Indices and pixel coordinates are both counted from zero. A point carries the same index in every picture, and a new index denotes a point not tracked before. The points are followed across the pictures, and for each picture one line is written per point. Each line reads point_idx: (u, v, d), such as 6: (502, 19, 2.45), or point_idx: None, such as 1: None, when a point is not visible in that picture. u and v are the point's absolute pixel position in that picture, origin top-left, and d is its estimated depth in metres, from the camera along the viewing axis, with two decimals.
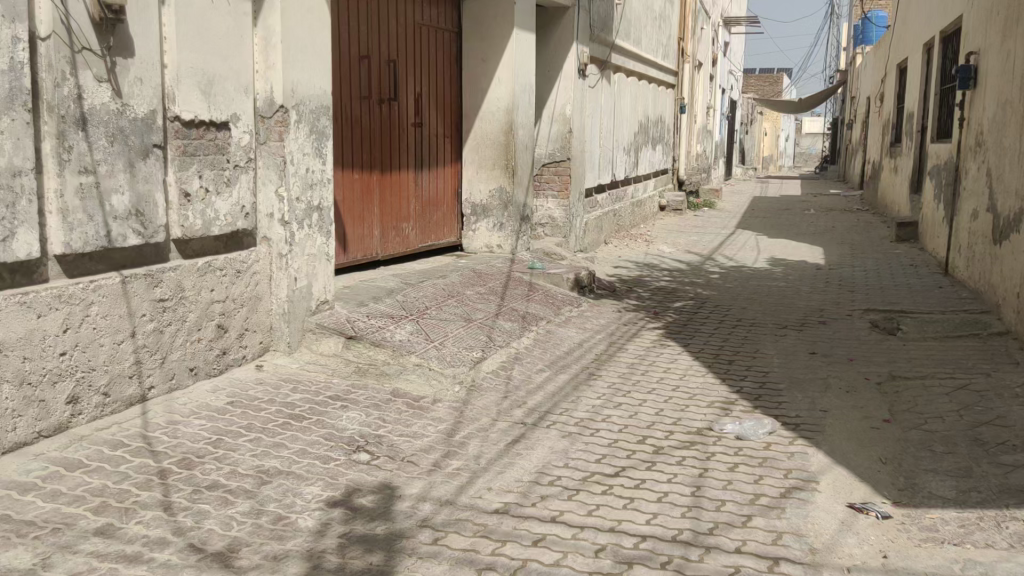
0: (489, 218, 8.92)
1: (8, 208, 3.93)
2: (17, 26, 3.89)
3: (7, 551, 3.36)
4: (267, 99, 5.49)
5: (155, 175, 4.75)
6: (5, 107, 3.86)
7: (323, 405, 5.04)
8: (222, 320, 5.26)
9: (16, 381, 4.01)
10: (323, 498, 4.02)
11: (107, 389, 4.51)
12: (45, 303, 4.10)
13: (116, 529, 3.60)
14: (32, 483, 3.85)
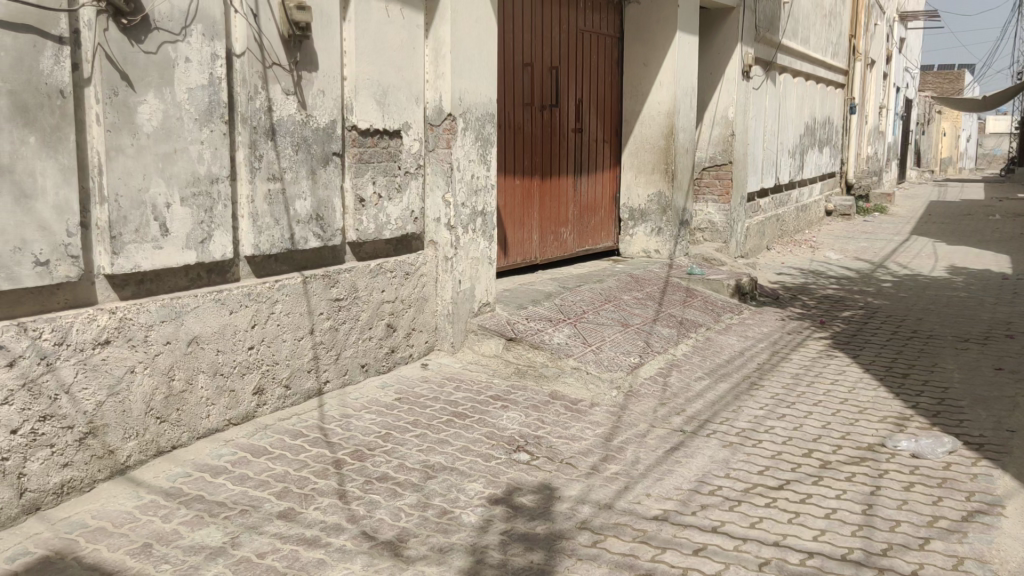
0: (647, 223, 8.86)
1: (206, 213, 4.30)
2: (216, 44, 4.24)
3: (202, 529, 3.66)
4: (436, 108, 5.72)
5: (334, 182, 5.04)
6: (205, 119, 4.22)
7: (485, 404, 5.18)
8: (392, 320, 5.50)
9: (211, 371, 4.36)
10: (485, 494, 4.13)
11: (289, 382, 4.82)
12: (237, 300, 4.44)
13: (297, 514, 3.85)
14: (223, 467, 4.18)
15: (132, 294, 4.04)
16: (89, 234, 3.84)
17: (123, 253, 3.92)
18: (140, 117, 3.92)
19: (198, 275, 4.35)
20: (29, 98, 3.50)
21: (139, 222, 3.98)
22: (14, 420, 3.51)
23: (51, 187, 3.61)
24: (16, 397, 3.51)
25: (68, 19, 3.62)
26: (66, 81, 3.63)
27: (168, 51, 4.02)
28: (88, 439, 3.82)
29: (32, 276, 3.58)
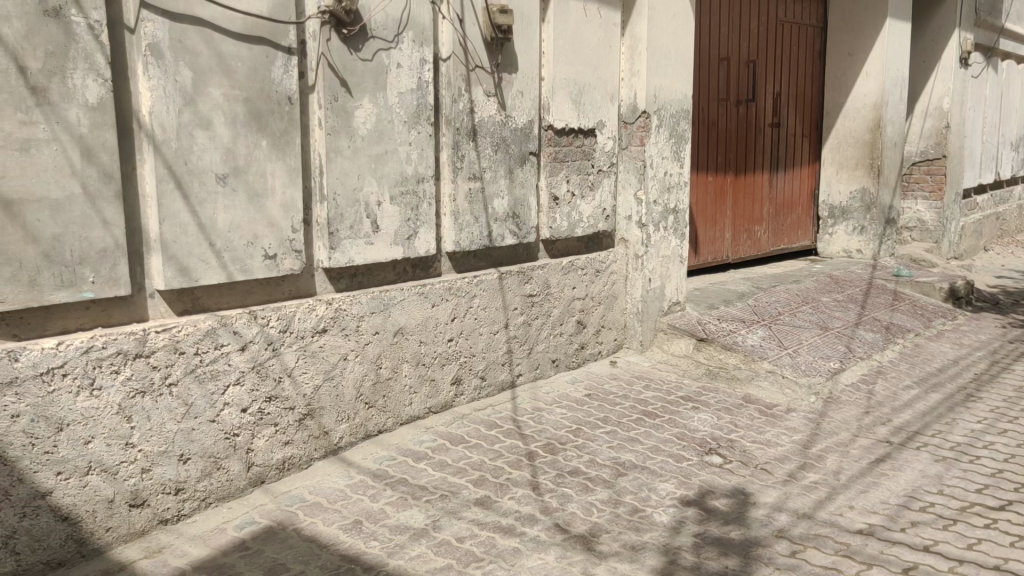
0: (849, 221, 8.43)
1: (413, 211, 4.53)
2: (425, 49, 4.47)
3: (406, 511, 3.86)
4: (631, 106, 5.72)
5: (530, 181, 5.16)
6: (413, 122, 4.45)
7: (675, 404, 5.13)
8: (582, 316, 5.58)
9: (413, 361, 4.59)
10: (678, 495, 4.09)
11: (484, 373, 4.99)
12: (438, 294, 4.65)
13: (493, 502, 3.98)
14: (424, 453, 4.39)
15: (346, 287, 4.32)
16: (310, 230, 4.15)
17: (340, 248, 4.20)
18: (356, 121, 4.18)
19: (404, 269, 4.60)
20: (261, 105, 3.83)
21: (354, 220, 4.25)
22: (244, 399, 3.86)
23: (278, 186, 3.94)
24: (246, 378, 3.85)
25: (295, 31, 3.93)
26: (293, 88, 3.94)
27: (382, 57, 4.27)
28: (306, 420, 4.13)
29: (261, 268, 3.92)
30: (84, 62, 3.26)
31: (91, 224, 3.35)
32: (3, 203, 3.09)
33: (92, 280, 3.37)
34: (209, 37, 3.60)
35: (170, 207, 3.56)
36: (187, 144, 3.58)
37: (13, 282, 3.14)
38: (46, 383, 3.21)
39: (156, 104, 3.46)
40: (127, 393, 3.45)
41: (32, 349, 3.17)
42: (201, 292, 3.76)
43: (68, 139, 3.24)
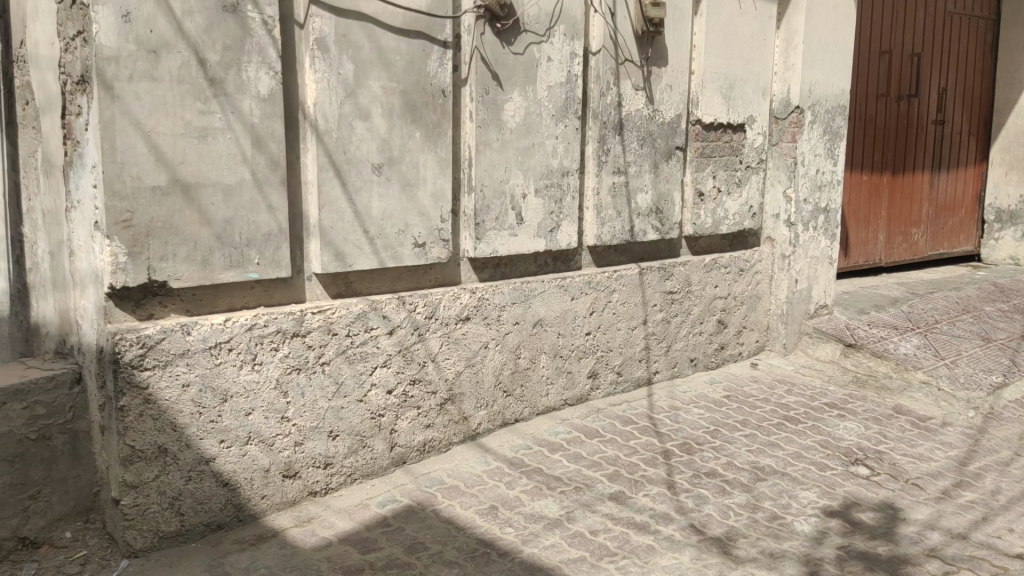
0: (1017, 226, 7.89)
1: (557, 203, 4.56)
2: (575, 43, 4.49)
3: (541, 500, 3.91)
4: (784, 101, 5.55)
5: (675, 176, 5.09)
6: (561, 115, 4.48)
7: (819, 411, 4.95)
8: (723, 316, 5.47)
9: (551, 353, 4.62)
10: (820, 505, 3.95)
11: (621, 369, 4.97)
12: (578, 287, 4.66)
13: (628, 497, 3.96)
14: (559, 444, 4.42)
15: (489, 277, 4.40)
16: (457, 220, 4.25)
17: (485, 239, 4.28)
18: (506, 114, 4.25)
19: (546, 261, 4.64)
20: (417, 98, 3.95)
21: (499, 212, 4.31)
22: (390, 381, 4.00)
23: (429, 176, 4.05)
24: (393, 361, 3.99)
25: (451, 25, 4.02)
26: (447, 81, 4.04)
27: (533, 51, 4.31)
28: (447, 405, 4.24)
29: (411, 256, 4.04)
30: (257, 55, 3.46)
31: (258, 209, 3.55)
32: (181, 187, 3.32)
33: (257, 261, 3.57)
34: (371, 32, 3.74)
35: (329, 195, 3.73)
36: (347, 135, 3.74)
37: (188, 260, 3.37)
38: (213, 356, 3.43)
39: (321, 95, 3.63)
40: (284, 370, 3.64)
41: (202, 324, 3.40)
42: (354, 276, 3.92)
43: (240, 128, 3.45)
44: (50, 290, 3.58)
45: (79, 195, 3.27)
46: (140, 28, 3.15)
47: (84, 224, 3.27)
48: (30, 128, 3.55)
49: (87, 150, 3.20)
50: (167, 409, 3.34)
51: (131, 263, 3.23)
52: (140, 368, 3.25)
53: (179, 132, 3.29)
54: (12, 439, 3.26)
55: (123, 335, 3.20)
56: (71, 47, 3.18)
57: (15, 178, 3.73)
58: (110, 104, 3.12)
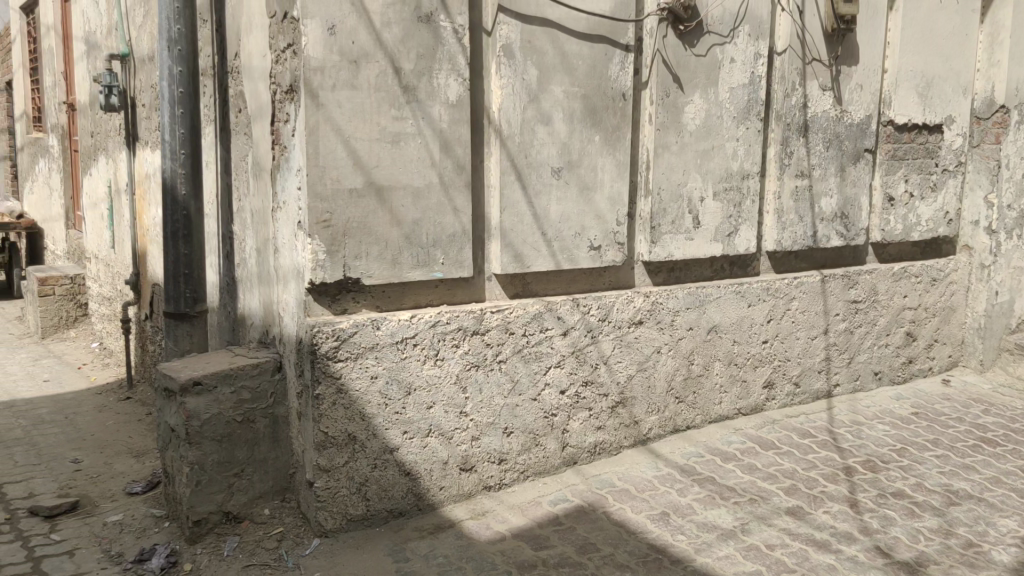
0: None
1: (736, 207, 4.46)
2: (760, 43, 4.39)
3: (714, 510, 3.84)
4: (987, 100, 5.21)
5: (864, 179, 4.87)
6: (743, 117, 4.39)
7: (1020, 434, 4.59)
8: (912, 328, 5.17)
9: (726, 360, 4.52)
10: (1022, 535, 3.65)
11: (798, 380, 4.80)
12: (755, 293, 4.55)
13: (806, 513, 3.82)
14: (733, 454, 4.33)
15: (664, 280, 4.37)
16: (634, 224, 4.24)
17: (661, 242, 4.25)
18: (686, 116, 4.20)
19: (722, 266, 4.56)
20: (598, 102, 3.98)
21: (676, 215, 4.27)
22: (563, 381, 4.05)
23: (608, 180, 4.07)
24: (566, 362, 4.04)
25: (634, 28, 4.03)
26: (628, 85, 4.05)
27: (716, 52, 4.25)
28: (618, 408, 4.24)
29: (587, 258, 4.07)
30: (447, 63, 3.60)
31: (444, 211, 3.69)
32: (375, 190, 3.51)
33: (442, 261, 3.71)
34: (555, 38, 3.81)
35: (510, 197, 3.82)
36: (529, 139, 3.82)
37: (379, 259, 3.55)
38: (400, 351, 3.60)
39: (506, 101, 3.73)
40: (464, 366, 3.77)
41: (391, 320, 3.57)
42: (532, 277, 4.00)
43: (430, 133, 3.60)
44: (256, 284, 3.88)
45: (285, 196, 3.52)
46: (344, 40, 3.36)
47: (289, 224, 3.51)
48: (242, 133, 3.85)
49: (293, 154, 3.43)
50: (357, 399, 3.54)
51: (329, 260, 3.44)
52: (334, 360, 3.46)
53: (375, 137, 3.48)
54: (221, 421, 3.54)
55: (320, 328, 3.42)
56: (282, 58, 3.43)
57: (227, 180, 4.05)
58: (315, 111, 3.33)
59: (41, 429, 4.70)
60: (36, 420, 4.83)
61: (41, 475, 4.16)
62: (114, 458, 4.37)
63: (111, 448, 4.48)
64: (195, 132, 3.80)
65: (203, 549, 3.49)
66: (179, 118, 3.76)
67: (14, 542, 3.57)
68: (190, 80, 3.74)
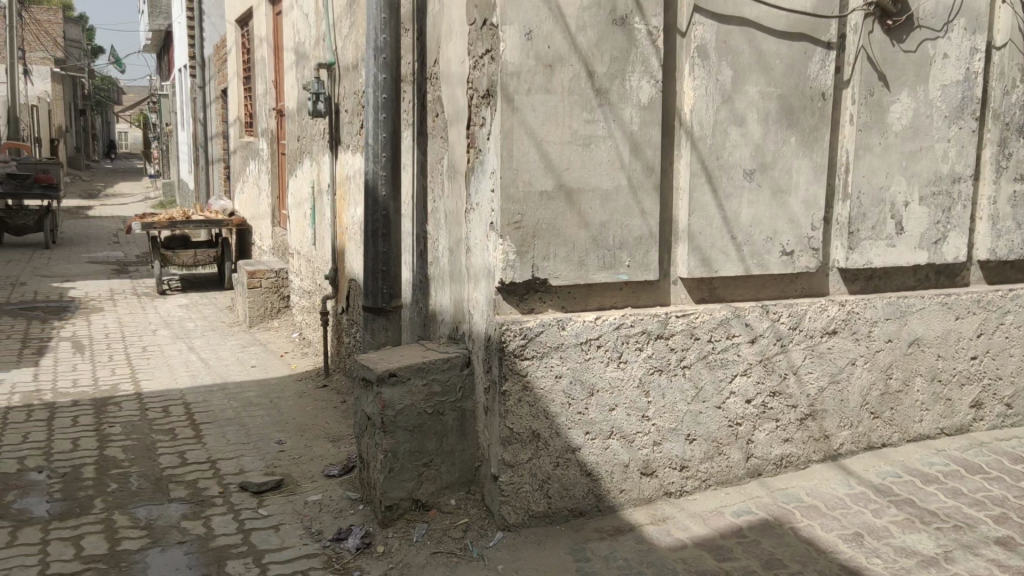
0: None
1: (944, 213, 4.18)
2: (977, 37, 4.10)
3: (912, 533, 3.61)
4: None
5: None
6: (955, 117, 4.12)
7: None
8: None
9: (928, 376, 4.26)
10: None
11: (1011, 401, 4.51)
12: (965, 306, 4.27)
13: (1019, 545, 3.51)
14: (934, 476, 4.06)
15: (861, 288, 4.15)
16: (830, 228, 4.06)
17: (859, 248, 4.04)
18: (891, 116, 3.98)
19: (926, 276, 4.29)
20: (795, 102, 3.84)
21: (877, 220, 4.05)
22: (750, 390, 3.94)
23: (803, 183, 3.92)
24: (753, 370, 3.92)
25: (837, 25, 3.87)
26: (828, 84, 3.88)
27: (928, 48, 4.00)
28: (808, 421, 4.07)
29: (778, 264, 3.94)
30: (640, 65, 3.59)
31: (632, 214, 3.68)
32: (565, 192, 3.55)
33: (628, 263, 3.70)
34: (753, 37, 3.72)
35: (700, 201, 3.75)
36: (722, 140, 3.74)
37: (566, 261, 3.60)
38: (584, 352, 3.63)
39: (698, 102, 3.67)
40: (647, 370, 3.74)
41: (576, 320, 3.60)
42: (719, 282, 3.91)
43: (621, 135, 3.60)
44: (448, 282, 4.03)
45: (478, 198, 3.63)
46: (540, 45, 3.42)
47: (481, 224, 3.62)
48: (438, 137, 4.01)
49: (487, 157, 3.54)
50: (542, 397, 3.60)
51: (519, 261, 3.51)
52: (521, 357, 3.53)
53: (567, 140, 3.52)
54: (413, 412, 3.70)
55: (508, 326, 3.50)
56: (479, 64, 3.54)
57: (422, 181, 4.24)
58: (510, 115, 3.42)
59: (249, 411, 5.11)
60: (245, 402, 5.25)
61: (250, 453, 4.52)
62: (313, 441, 4.67)
63: (310, 432, 4.79)
64: (396, 137, 4.00)
65: (395, 533, 3.67)
66: (382, 123, 3.98)
67: (228, 513, 3.90)
68: (392, 86, 3.95)
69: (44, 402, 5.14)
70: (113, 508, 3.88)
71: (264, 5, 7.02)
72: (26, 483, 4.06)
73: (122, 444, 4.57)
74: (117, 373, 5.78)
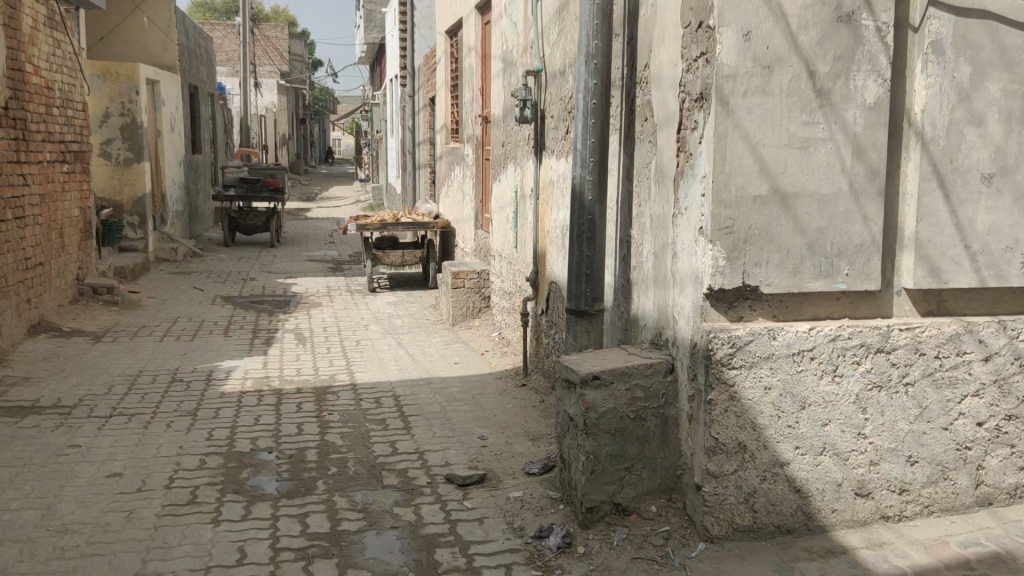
0: None
1: None
2: None
3: None
4: None
5: None
6: None
7: None
8: None
9: None
10: None
11: None
12: None
13: None
14: None
15: None
16: None
17: None
18: None
19: None
20: None
21: None
22: (981, 413, 3.66)
23: None
24: (987, 391, 3.64)
25: None
26: None
27: None
28: None
29: (1018, 276, 3.64)
30: (867, 63, 3.41)
31: (853, 220, 3.49)
32: (781, 197, 3.43)
33: (847, 273, 3.52)
34: (995, 31, 3.46)
35: (930, 206, 3.50)
36: (956, 142, 3.49)
37: (780, 267, 3.47)
38: (796, 363, 3.49)
39: (931, 101, 3.44)
40: (865, 385, 3.54)
41: (788, 330, 3.47)
42: (949, 294, 3.64)
43: (842, 137, 3.43)
44: (651, 287, 3.98)
45: (687, 202, 3.57)
46: (758, 46, 3.33)
47: (690, 229, 3.55)
48: (647, 142, 4.00)
49: (698, 161, 3.47)
50: (749, 409, 3.49)
51: (729, 267, 3.42)
52: (728, 366, 3.45)
53: (784, 143, 3.40)
54: (616, 415, 3.71)
55: (716, 334, 3.43)
56: (693, 67, 3.49)
57: (629, 186, 4.24)
58: (724, 118, 3.34)
59: (453, 406, 5.32)
60: (449, 397, 5.47)
61: (454, 447, 4.70)
62: (513, 439, 4.80)
63: (511, 430, 4.93)
64: (604, 141, 4.03)
65: (595, 536, 3.70)
66: (591, 128, 4.02)
67: (435, 503, 4.08)
68: (603, 91, 3.98)
69: (273, 388, 5.60)
70: (333, 491, 4.16)
71: (473, 16, 7.29)
72: (258, 461, 4.44)
73: (340, 431, 4.90)
74: (334, 364, 6.20)
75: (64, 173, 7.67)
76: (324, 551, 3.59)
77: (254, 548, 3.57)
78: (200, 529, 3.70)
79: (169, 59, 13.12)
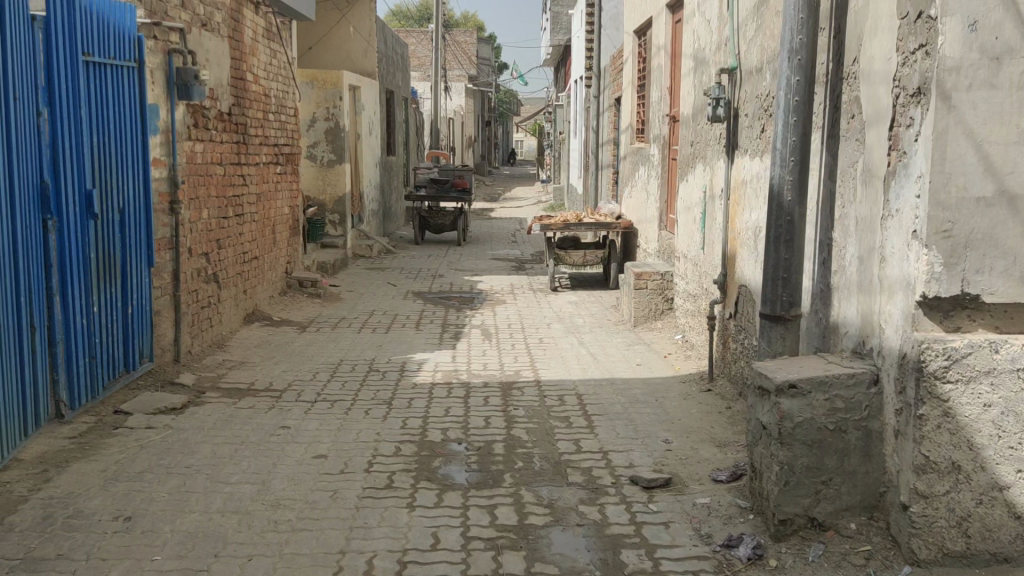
0: None
1: None
2: None
3: None
4: None
5: None
6: None
7: None
8: None
9: None
10: None
11: None
12: None
13: None
14: None
15: None
16: None
17: None
18: None
19: None
20: None
21: None
22: None
23: None
24: None
25: None
26: None
27: None
28: None
29: None
30: None
31: None
32: (1008, 199, 3.18)
33: None
34: None
35: None
36: None
37: (1005, 275, 3.21)
38: (1021, 380, 3.21)
39: None
40: None
41: (1014, 343, 3.20)
42: None
43: None
44: (855, 292, 3.77)
45: (899, 204, 3.35)
46: (987, 36, 3.08)
47: (901, 232, 3.33)
48: (853, 140, 3.81)
49: (914, 161, 3.25)
50: (966, 426, 3.23)
51: (947, 274, 3.17)
52: (943, 380, 3.20)
53: (1014, 140, 3.15)
54: (814, 426, 3.55)
55: (930, 345, 3.19)
56: (910, 60, 3.28)
57: (831, 186, 4.05)
58: (946, 114, 3.11)
59: (637, 407, 5.29)
60: (632, 398, 5.45)
61: (639, 448, 4.68)
62: (699, 444, 4.71)
63: (697, 435, 4.84)
64: (806, 139, 3.89)
65: (788, 549, 3.56)
66: (792, 126, 3.89)
67: (621, 504, 4.08)
68: (806, 88, 3.84)
69: (461, 381, 5.81)
70: (520, 484, 4.25)
71: (664, 14, 7.23)
72: (448, 451, 4.61)
73: (525, 426, 5.01)
74: (519, 361, 6.34)
75: (277, 174, 8.29)
76: (512, 543, 3.67)
77: (447, 534, 3.71)
78: (398, 513, 3.89)
79: (370, 65, 13.83)
